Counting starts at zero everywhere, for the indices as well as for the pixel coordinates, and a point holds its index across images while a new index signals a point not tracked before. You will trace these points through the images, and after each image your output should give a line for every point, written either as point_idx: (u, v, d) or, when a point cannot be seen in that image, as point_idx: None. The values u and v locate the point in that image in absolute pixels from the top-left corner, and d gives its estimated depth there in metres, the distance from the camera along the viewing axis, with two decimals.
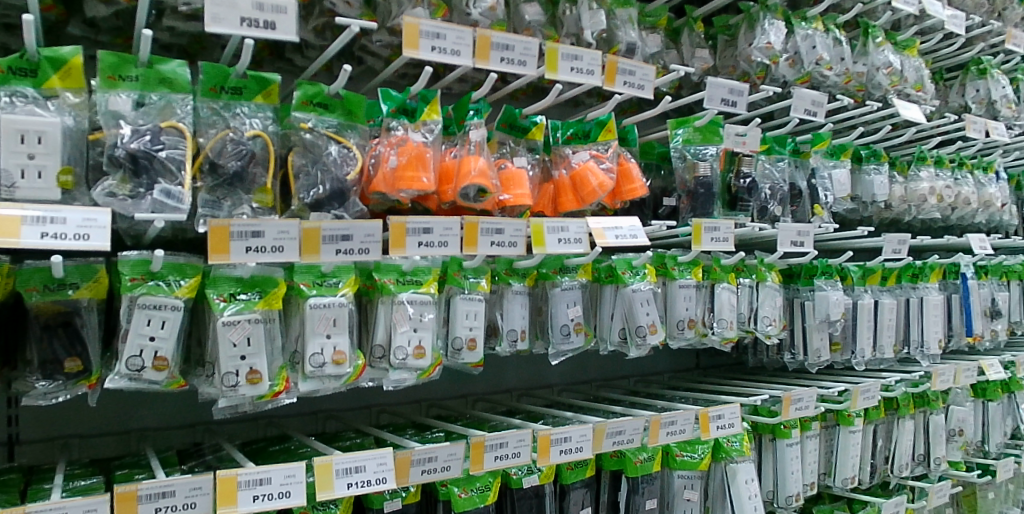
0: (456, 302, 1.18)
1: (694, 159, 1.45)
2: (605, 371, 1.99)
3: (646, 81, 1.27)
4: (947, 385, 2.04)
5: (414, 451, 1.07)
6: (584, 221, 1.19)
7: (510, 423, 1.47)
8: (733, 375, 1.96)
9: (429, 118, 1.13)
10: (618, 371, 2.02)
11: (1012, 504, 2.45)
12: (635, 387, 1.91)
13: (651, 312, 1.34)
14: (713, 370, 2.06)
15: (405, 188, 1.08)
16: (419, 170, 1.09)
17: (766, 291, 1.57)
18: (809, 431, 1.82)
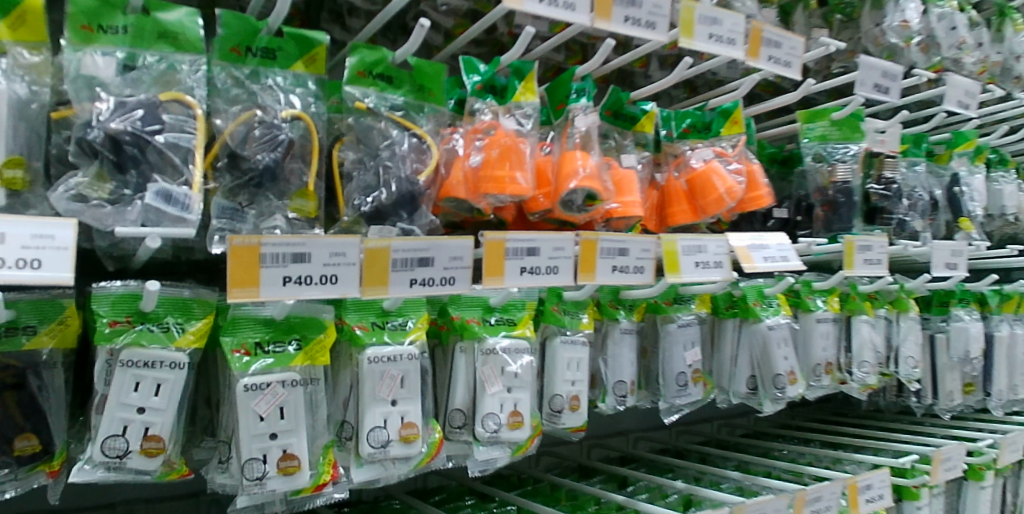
0: (555, 348, 0.87)
1: (831, 160, 1.16)
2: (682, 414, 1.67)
3: (794, 56, 0.97)
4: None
5: None
6: (724, 237, 0.90)
7: (595, 492, 1.16)
8: (834, 416, 1.65)
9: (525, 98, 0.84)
10: (697, 414, 1.70)
11: None
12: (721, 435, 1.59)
13: (789, 356, 1.04)
14: (805, 411, 1.74)
15: (494, 192, 0.78)
16: (511, 167, 0.79)
17: (908, 325, 1.27)
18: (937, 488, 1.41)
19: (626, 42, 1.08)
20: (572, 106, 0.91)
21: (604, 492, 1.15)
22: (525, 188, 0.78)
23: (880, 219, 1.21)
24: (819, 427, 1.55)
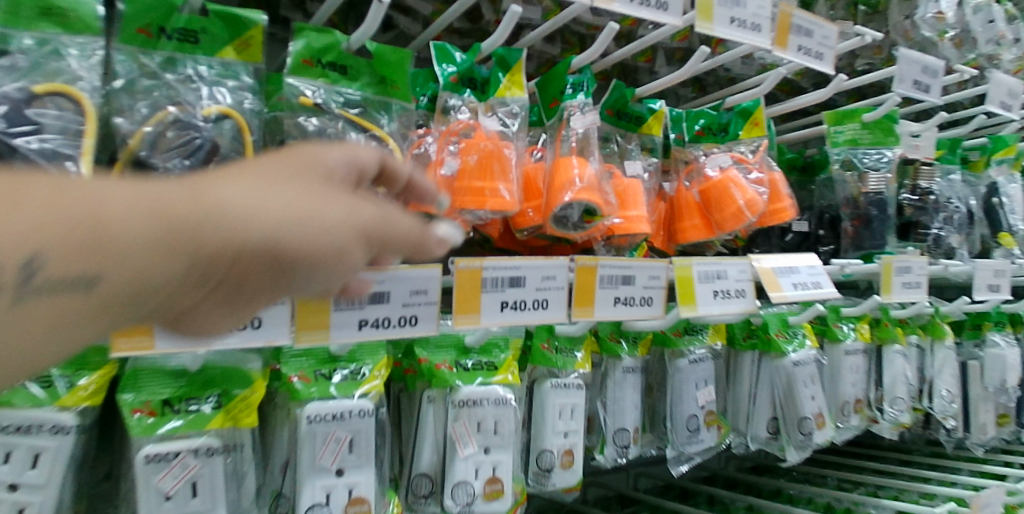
0: (544, 393, 0.73)
1: (862, 168, 1.02)
2: None
3: (825, 46, 0.84)
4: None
5: None
6: (747, 260, 0.76)
7: None
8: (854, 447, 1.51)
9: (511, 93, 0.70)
10: None
11: None
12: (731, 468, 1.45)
13: (817, 396, 0.90)
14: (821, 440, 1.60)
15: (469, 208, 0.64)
16: (492, 176, 0.64)
17: (943, 354, 1.13)
18: None
19: (630, 32, 0.94)
20: (567, 103, 0.77)
21: None
22: (509, 203, 0.64)
23: (914, 234, 1.07)
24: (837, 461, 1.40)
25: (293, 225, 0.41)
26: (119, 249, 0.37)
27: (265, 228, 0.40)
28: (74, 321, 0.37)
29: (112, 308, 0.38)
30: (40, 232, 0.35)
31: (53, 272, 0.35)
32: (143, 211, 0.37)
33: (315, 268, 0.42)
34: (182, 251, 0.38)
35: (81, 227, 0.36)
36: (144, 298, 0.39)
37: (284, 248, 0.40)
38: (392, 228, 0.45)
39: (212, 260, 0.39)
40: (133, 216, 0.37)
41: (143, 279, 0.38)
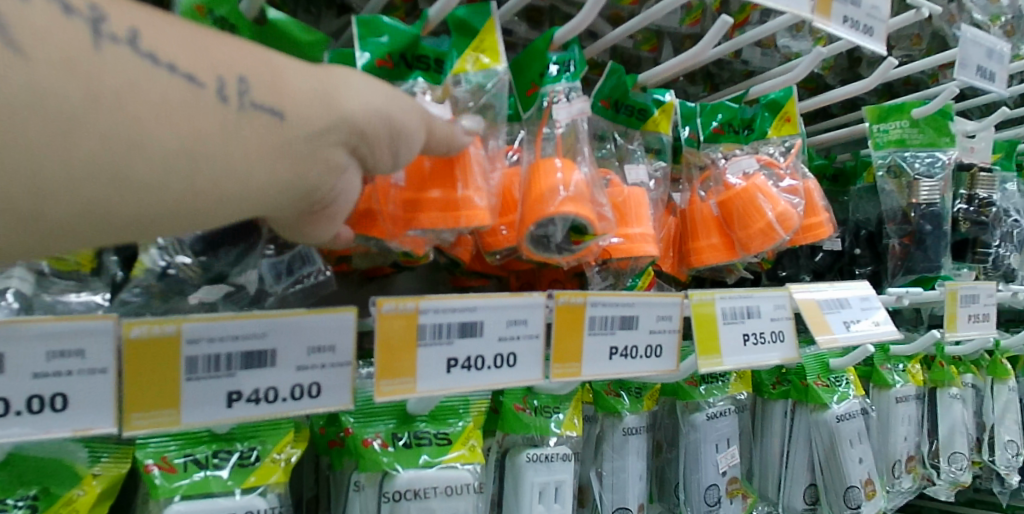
0: (517, 469, 0.55)
1: (912, 175, 0.84)
2: None
3: (877, 19, 0.67)
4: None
5: None
6: (784, 291, 0.60)
7: None
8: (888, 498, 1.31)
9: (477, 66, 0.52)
10: None
11: None
12: None
13: (866, 458, 0.72)
14: None
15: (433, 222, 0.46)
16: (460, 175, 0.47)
17: (1006, 398, 0.95)
18: None
19: (628, 13, 0.77)
20: (549, 88, 0.59)
21: None
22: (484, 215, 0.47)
23: (972, 254, 0.89)
24: None
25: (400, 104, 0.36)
26: (306, 89, 0.31)
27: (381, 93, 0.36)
28: (259, 165, 0.29)
29: (296, 162, 0.31)
30: (227, 58, 0.29)
31: (257, 94, 0.29)
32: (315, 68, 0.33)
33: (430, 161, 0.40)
34: (350, 111, 0.33)
35: (267, 65, 0.31)
36: (327, 159, 0.32)
37: (416, 129, 0.37)
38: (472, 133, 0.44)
39: (375, 123, 0.34)
40: (309, 70, 0.32)
41: (330, 124, 0.32)
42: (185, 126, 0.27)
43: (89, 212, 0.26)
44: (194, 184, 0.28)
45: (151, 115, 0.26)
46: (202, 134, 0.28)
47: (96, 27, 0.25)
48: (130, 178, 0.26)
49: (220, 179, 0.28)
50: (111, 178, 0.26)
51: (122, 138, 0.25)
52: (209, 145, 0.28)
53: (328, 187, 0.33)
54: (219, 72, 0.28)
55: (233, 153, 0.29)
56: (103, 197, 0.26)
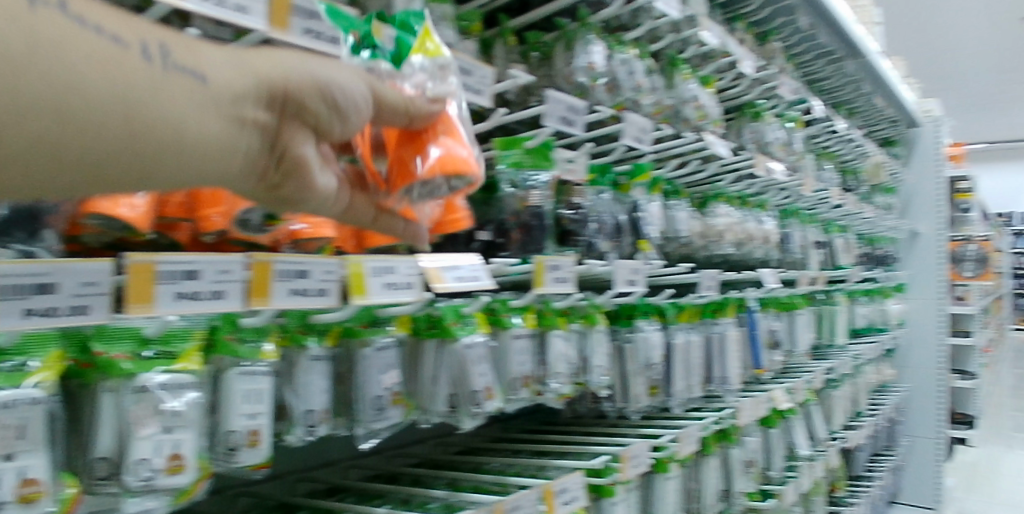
0: (229, 381, 0.81)
1: (526, 187, 1.23)
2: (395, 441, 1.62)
3: (484, 84, 1.06)
4: (764, 413, 1.89)
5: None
6: (415, 259, 0.92)
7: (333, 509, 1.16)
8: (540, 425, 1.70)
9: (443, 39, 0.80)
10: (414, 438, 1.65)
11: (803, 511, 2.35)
12: (434, 453, 1.55)
13: (486, 373, 1.09)
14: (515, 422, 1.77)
15: (418, 177, 0.73)
16: (452, 140, 0.75)
17: (597, 340, 1.38)
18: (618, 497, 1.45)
19: None
20: None
21: (350, 506, 1.17)
22: (472, 175, 0.75)
23: (570, 240, 1.33)
24: (527, 437, 1.60)
25: (302, 60, 0.57)
26: (230, 65, 0.53)
27: (288, 60, 0.57)
28: (212, 120, 0.51)
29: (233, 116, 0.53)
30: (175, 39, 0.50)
31: (184, 64, 0.50)
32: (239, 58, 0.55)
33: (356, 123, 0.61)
34: (263, 72, 0.55)
35: (193, 47, 0.52)
36: (255, 116, 0.54)
37: (335, 79, 0.58)
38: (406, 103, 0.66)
39: (298, 85, 0.56)
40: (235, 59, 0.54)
41: (247, 86, 0.54)
42: (154, 86, 0.48)
43: (111, 152, 0.47)
44: (165, 128, 0.49)
45: (137, 76, 0.47)
46: (161, 88, 0.48)
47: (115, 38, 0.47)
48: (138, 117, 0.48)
49: (190, 132, 0.50)
50: (122, 116, 0.47)
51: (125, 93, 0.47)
52: (159, 101, 0.48)
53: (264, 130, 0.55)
54: (149, 42, 0.49)
55: (177, 106, 0.49)
56: (116, 138, 0.47)
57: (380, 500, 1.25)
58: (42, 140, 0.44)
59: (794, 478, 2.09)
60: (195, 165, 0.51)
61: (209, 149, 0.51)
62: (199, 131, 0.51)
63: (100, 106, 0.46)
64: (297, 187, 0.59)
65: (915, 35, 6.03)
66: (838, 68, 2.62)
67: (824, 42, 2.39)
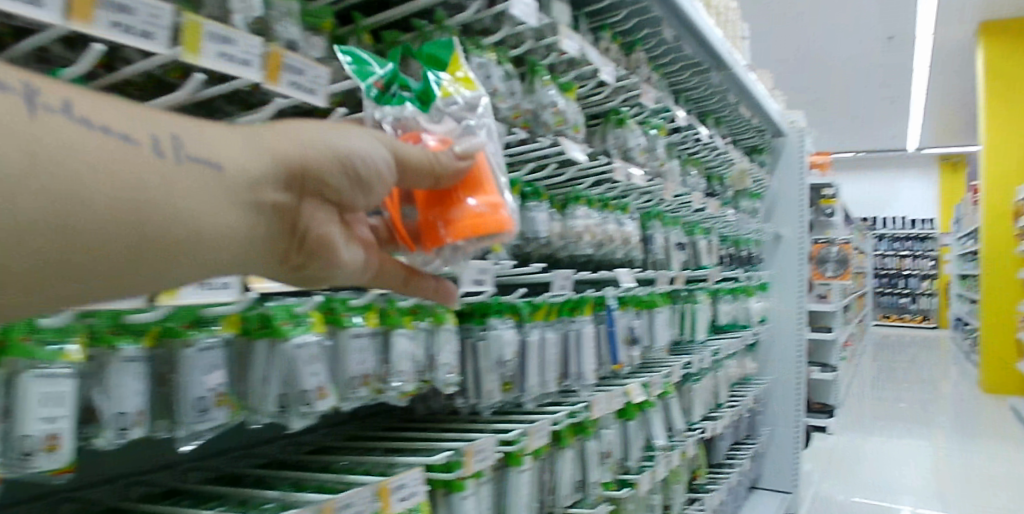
0: (24, 385, 0.78)
1: None
2: (246, 440, 1.60)
3: (317, 84, 1.08)
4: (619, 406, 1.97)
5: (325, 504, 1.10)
6: None
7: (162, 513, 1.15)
8: (396, 423, 1.72)
9: (466, 87, 1.04)
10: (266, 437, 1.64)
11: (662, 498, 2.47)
12: (284, 455, 1.55)
13: (319, 373, 1.10)
14: (374, 420, 1.79)
15: (447, 232, 0.89)
16: (480, 198, 0.89)
17: (444, 338, 1.41)
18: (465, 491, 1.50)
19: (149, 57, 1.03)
20: None
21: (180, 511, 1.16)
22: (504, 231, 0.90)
23: None
24: (382, 434, 1.63)
25: (305, 134, 0.70)
26: (243, 150, 0.64)
27: (295, 134, 0.69)
28: (246, 194, 0.63)
29: (264, 185, 0.65)
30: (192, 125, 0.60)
31: (204, 151, 0.60)
32: (251, 137, 0.66)
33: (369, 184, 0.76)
34: (280, 152, 0.67)
35: (208, 131, 0.62)
36: (282, 189, 0.67)
37: (338, 150, 0.72)
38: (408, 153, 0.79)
39: (312, 160, 0.69)
40: (250, 143, 0.65)
41: (267, 167, 0.66)
42: (196, 173, 0.59)
43: (174, 237, 0.58)
44: (217, 206, 0.60)
45: (170, 165, 0.57)
46: (196, 171, 0.59)
47: (136, 134, 0.55)
48: (192, 205, 0.59)
49: (236, 207, 0.62)
50: (176, 203, 0.57)
51: (176, 185, 0.57)
52: (201, 189, 0.59)
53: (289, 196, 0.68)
54: (162, 133, 0.57)
55: (215, 191, 0.61)
56: (175, 224, 0.58)
57: (217, 504, 1.24)
58: (118, 238, 0.54)
59: (651, 468, 2.19)
60: (243, 239, 0.64)
61: (254, 218, 0.64)
62: (243, 205, 0.63)
63: (150, 201, 0.55)
64: (321, 255, 0.74)
65: (796, 40, 6.35)
66: (706, 80, 2.75)
67: (690, 55, 2.49)
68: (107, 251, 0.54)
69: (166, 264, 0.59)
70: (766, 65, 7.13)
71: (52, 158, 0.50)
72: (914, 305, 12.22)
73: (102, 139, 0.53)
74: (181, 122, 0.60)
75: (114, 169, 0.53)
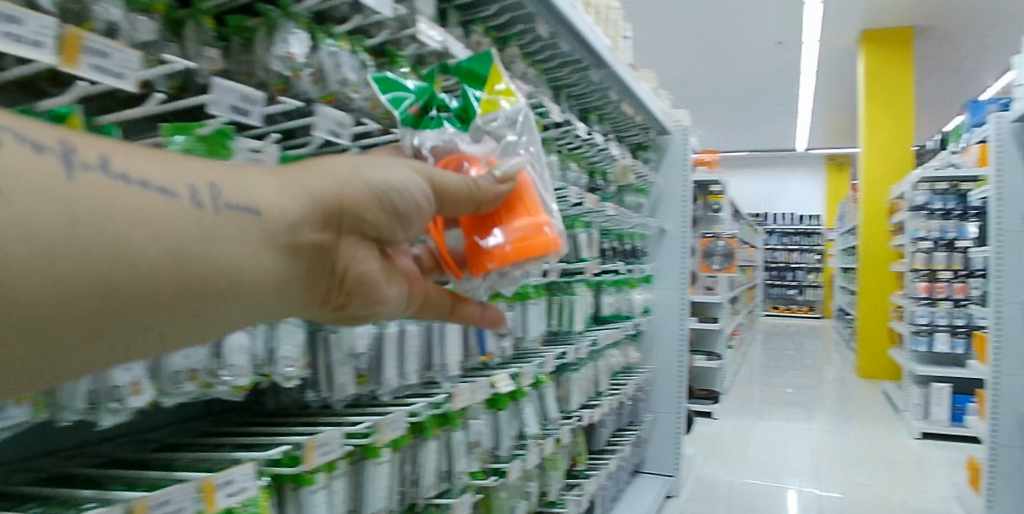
0: None
1: None
2: (81, 437, 1.54)
3: (127, 68, 1.05)
4: (484, 397, 1.99)
5: (149, 498, 1.09)
6: None
7: None
8: (250, 418, 1.69)
9: (506, 100, 1.33)
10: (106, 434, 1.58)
11: (537, 484, 2.51)
12: (122, 452, 1.49)
13: (133, 368, 1.08)
14: (228, 415, 1.75)
15: (497, 250, 1.15)
16: (529, 219, 1.16)
17: (285, 331, 1.39)
18: (313, 485, 1.50)
19: None
20: None
21: None
22: (550, 249, 1.17)
23: None
24: (231, 429, 1.59)
25: (333, 179, 0.88)
26: (285, 195, 0.83)
27: (321, 180, 0.87)
28: (277, 231, 0.81)
29: (293, 226, 0.83)
30: (227, 176, 0.77)
31: (242, 200, 0.77)
32: (283, 183, 0.84)
33: (404, 213, 0.96)
34: (310, 193, 0.86)
35: (247, 178, 0.80)
36: (316, 227, 0.86)
37: (361, 188, 0.91)
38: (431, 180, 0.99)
39: (346, 199, 0.89)
40: (284, 188, 0.84)
41: (299, 208, 0.84)
42: (235, 223, 0.76)
43: (226, 280, 0.76)
44: (245, 250, 0.78)
45: (210, 217, 0.74)
46: (239, 219, 0.77)
47: (186, 192, 0.72)
48: (233, 251, 0.76)
49: (264, 245, 0.80)
50: (215, 247, 0.74)
51: (216, 234, 0.74)
52: (242, 236, 0.77)
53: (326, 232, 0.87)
54: (194, 184, 0.73)
55: (252, 235, 0.78)
56: (224, 267, 0.75)
57: (30, 506, 1.19)
58: (180, 287, 0.71)
59: (522, 457, 2.22)
60: (282, 270, 0.83)
61: (284, 251, 0.82)
62: (274, 247, 0.81)
63: (188, 252, 0.72)
64: (362, 287, 0.95)
65: (695, 31, 6.55)
66: (586, 77, 2.80)
67: (567, 52, 2.53)
68: (154, 291, 0.69)
69: (233, 299, 0.77)
70: (667, 58, 7.33)
71: (98, 220, 0.64)
72: (805, 296, 12.91)
73: (138, 195, 0.68)
74: (227, 176, 0.77)
75: (151, 220, 0.68)
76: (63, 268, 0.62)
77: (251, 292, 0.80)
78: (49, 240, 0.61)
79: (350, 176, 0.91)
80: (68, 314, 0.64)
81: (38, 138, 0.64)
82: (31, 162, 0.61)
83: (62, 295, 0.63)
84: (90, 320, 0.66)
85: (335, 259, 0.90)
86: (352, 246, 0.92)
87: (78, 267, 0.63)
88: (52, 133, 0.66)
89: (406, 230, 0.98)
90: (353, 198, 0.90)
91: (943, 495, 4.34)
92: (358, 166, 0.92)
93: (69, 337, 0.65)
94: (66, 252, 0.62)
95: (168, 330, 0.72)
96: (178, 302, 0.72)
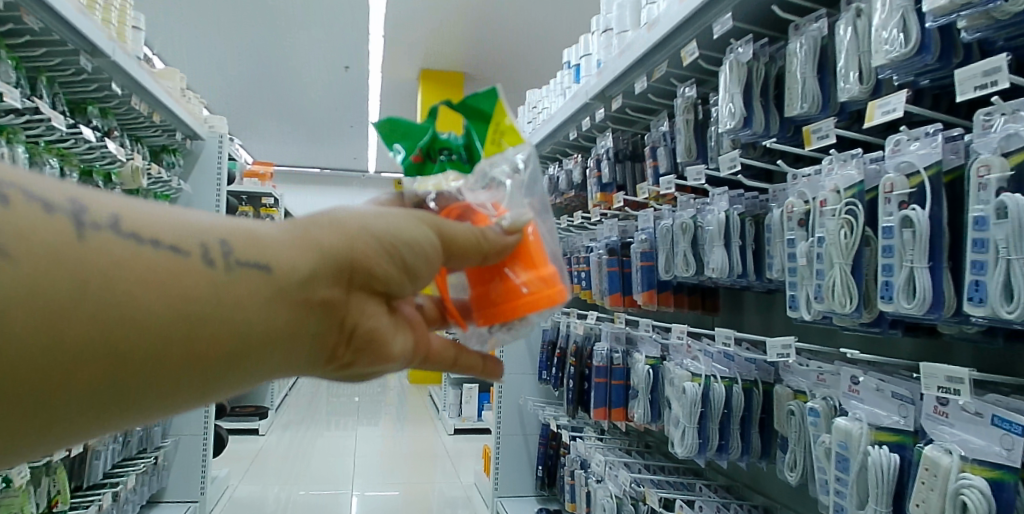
0: None
1: None
2: None
3: None
4: None
5: None
6: None
7: None
8: None
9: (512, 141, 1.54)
10: None
11: None
12: None
13: None
14: None
15: (513, 296, 1.40)
16: (536, 275, 1.41)
17: None
18: None
19: None
20: None
21: None
22: (554, 301, 1.41)
23: None
24: None
25: (342, 238, 1.16)
26: (300, 255, 1.11)
27: (329, 239, 1.15)
28: (275, 288, 1.08)
29: (301, 283, 1.10)
30: (234, 239, 1.07)
31: (250, 262, 1.06)
32: (297, 243, 1.13)
33: (410, 264, 1.21)
34: (322, 250, 1.14)
35: (255, 240, 1.09)
36: (322, 283, 1.13)
37: (362, 247, 1.17)
38: (424, 230, 1.23)
39: (353, 255, 1.16)
40: (289, 246, 1.11)
41: (308, 266, 1.12)
42: (237, 281, 1.05)
43: (229, 327, 1.04)
44: (247, 301, 1.06)
45: (212, 275, 1.03)
46: (247, 275, 1.06)
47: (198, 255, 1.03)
48: (235, 306, 1.04)
49: (264, 296, 1.07)
50: (215, 300, 1.03)
51: (215, 290, 1.02)
52: (242, 291, 1.05)
53: (332, 287, 1.14)
54: (205, 245, 1.04)
55: (255, 291, 1.06)
56: (224, 318, 1.03)
57: None
58: (182, 333, 0.99)
59: None
60: (283, 321, 1.09)
61: (286, 302, 1.09)
62: (280, 301, 1.09)
63: (193, 304, 1.00)
64: (368, 339, 1.21)
65: (265, 37, 6.44)
66: (74, 63, 2.46)
67: (40, 30, 2.19)
68: (167, 337, 0.98)
69: (235, 344, 1.04)
70: (238, 59, 7.06)
71: (113, 274, 0.94)
72: None
73: (146, 253, 0.98)
74: (240, 239, 1.07)
75: (154, 276, 0.97)
76: (81, 317, 0.92)
77: (260, 341, 1.07)
78: (64, 295, 0.91)
79: (353, 232, 1.17)
80: (95, 354, 0.94)
81: (50, 199, 0.94)
82: (48, 221, 0.92)
83: (88, 339, 0.93)
84: (108, 365, 0.95)
85: (343, 311, 1.16)
86: (359, 302, 1.19)
87: (94, 320, 0.92)
88: (68, 195, 0.96)
89: (406, 279, 1.22)
90: (357, 251, 1.16)
91: (463, 484, 4.91)
92: (367, 225, 1.18)
93: (100, 379, 0.95)
94: (77, 303, 0.91)
95: (182, 367, 1.00)
96: (183, 343, 0.99)
